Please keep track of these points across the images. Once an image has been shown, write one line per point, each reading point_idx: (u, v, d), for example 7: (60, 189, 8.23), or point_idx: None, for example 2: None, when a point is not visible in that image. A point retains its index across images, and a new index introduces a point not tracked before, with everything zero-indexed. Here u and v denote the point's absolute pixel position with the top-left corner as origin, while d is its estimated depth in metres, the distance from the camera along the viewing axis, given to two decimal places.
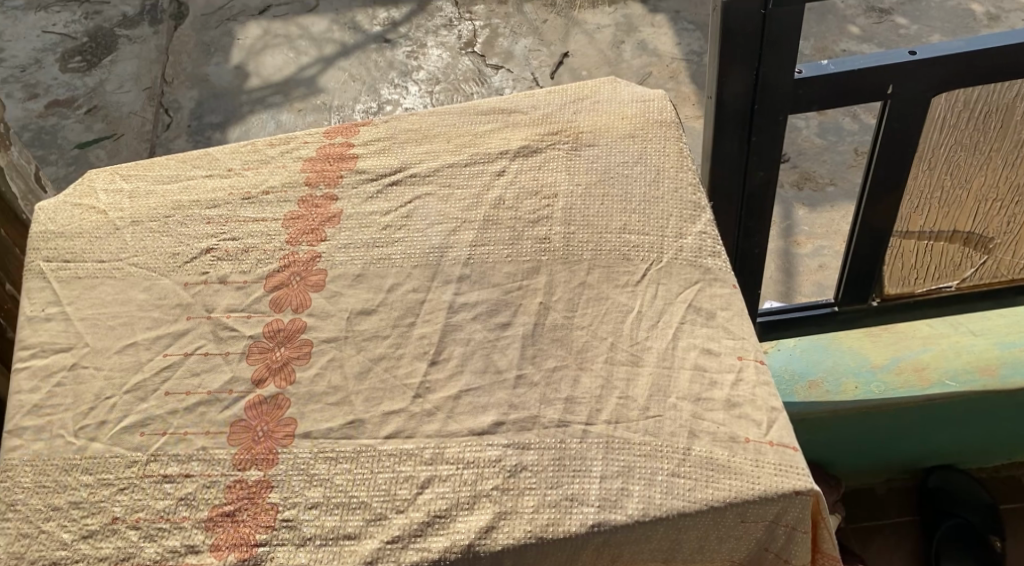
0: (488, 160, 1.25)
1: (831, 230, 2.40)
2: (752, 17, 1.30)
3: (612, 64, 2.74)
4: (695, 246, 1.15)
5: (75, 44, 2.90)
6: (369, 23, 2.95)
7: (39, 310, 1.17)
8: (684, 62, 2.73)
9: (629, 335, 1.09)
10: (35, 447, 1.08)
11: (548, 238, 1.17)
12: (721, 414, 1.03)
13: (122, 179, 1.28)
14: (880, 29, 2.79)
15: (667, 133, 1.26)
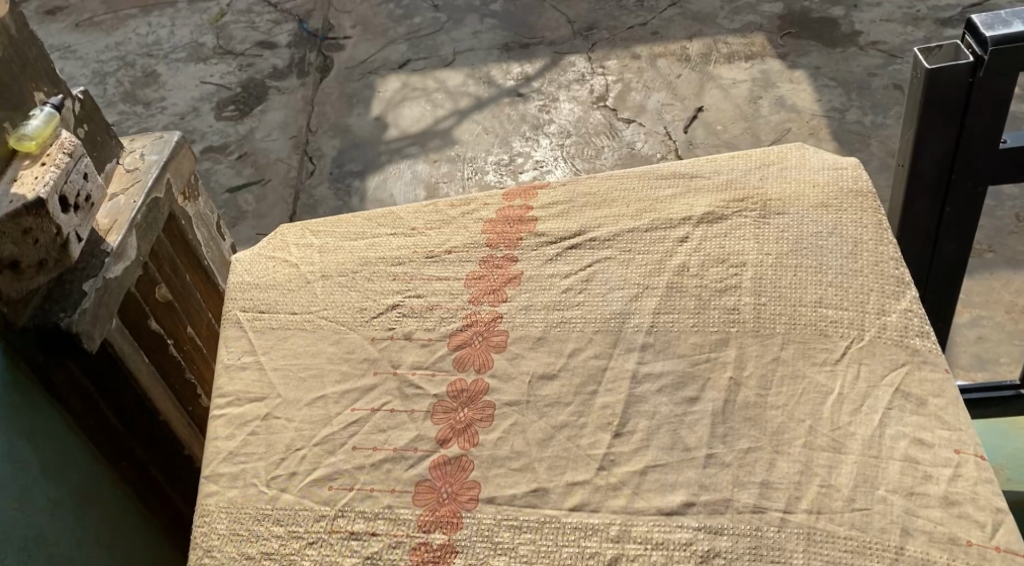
0: (670, 226, 1.21)
1: (991, 298, 2.15)
2: (957, 86, 1.25)
3: (749, 120, 2.42)
4: (900, 325, 1.09)
5: (229, 94, 2.75)
6: (503, 78, 2.68)
7: (235, 358, 1.19)
8: (825, 118, 2.38)
9: (830, 419, 1.04)
10: (230, 494, 1.09)
11: (737, 309, 1.12)
12: (938, 512, 0.97)
13: (312, 235, 1.30)
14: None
15: (863, 204, 1.20)
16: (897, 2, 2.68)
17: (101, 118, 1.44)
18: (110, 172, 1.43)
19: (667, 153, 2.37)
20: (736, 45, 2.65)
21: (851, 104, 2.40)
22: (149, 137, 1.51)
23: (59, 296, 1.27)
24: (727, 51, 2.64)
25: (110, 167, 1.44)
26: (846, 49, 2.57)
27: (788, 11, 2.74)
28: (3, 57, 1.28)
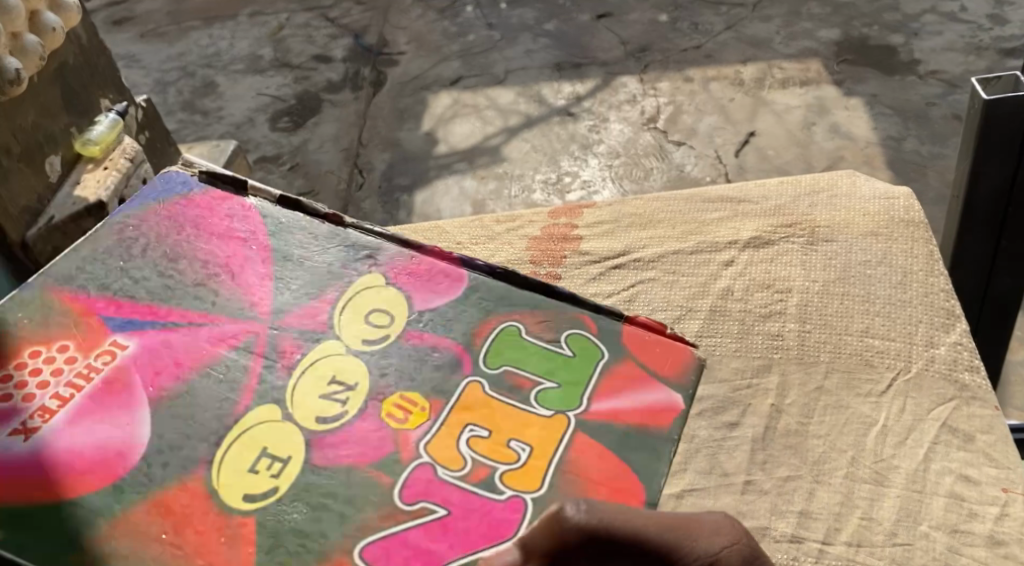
0: (715, 249, 1.20)
1: None
2: (1016, 118, 1.23)
3: (802, 145, 2.38)
4: (948, 358, 1.08)
5: (285, 105, 2.74)
6: (554, 97, 2.63)
7: None
8: (881, 147, 2.34)
9: (873, 451, 1.02)
10: None
11: (781, 335, 1.11)
12: (983, 551, 0.95)
13: None
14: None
15: (914, 234, 1.19)
16: (958, 31, 2.62)
17: (160, 126, 1.47)
18: None
19: (717, 177, 2.33)
20: (791, 70, 2.57)
21: (908, 133, 2.36)
22: (205, 146, 1.54)
23: None
24: (782, 76, 2.56)
25: (166, 173, 1.47)
26: (905, 77, 2.51)
27: (845, 38, 2.65)
28: (73, 64, 1.31)
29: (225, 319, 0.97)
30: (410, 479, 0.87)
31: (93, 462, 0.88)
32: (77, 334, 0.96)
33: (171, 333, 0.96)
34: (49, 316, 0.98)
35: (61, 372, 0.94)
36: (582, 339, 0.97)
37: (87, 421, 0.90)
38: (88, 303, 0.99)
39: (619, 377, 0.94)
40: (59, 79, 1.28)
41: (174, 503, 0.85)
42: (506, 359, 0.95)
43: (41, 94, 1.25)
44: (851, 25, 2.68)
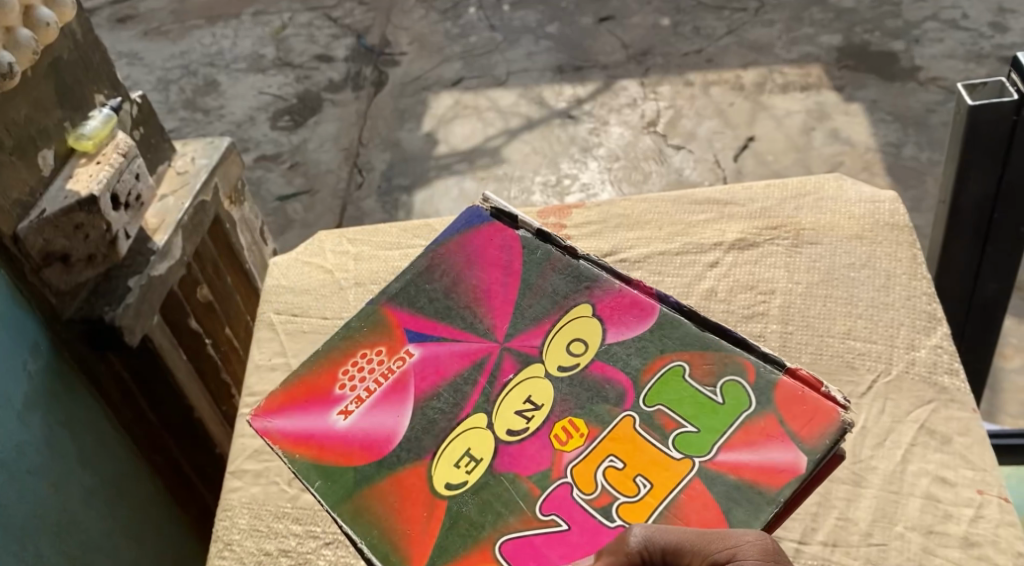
0: (700, 250, 1.21)
1: None
2: (1002, 124, 1.23)
3: (801, 151, 2.39)
4: (928, 361, 1.08)
5: (286, 105, 2.74)
6: (555, 99, 2.63)
7: (265, 359, 1.21)
8: (880, 153, 2.34)
9: (852, 452, 1.02)
10: (253, 491, 1.10)
11: (763, 336, 1.12)
12: (956, 552, 0.96)
13: (349, 242, 1.31)
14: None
15: (900, 238, 1.19)
16: (959, 37, 2.58)
17: (156, 122, 1.47)
18: (162, 174, 1.46)
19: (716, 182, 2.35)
20: (792, 76, 2.57)
21: (908, 140, 2.37)
22: (200, 143, 1.53)
23: (105, 291, 1.29)
24: (783, 81, 2.56)
25: (161, 169, 1.46)
26: (905, 83, 2.49)
27: (846, 43, 2.64)
28: (67, 59, 1.31)
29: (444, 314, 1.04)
30: (553, 493, 0.92)
31: (356, 441, 0.98)
32: (388, 338, 1.04)
33: (490, 359, 1.00)
34: (375, 322, 1.05)
35: (373, 371, 1.02)
36: (739, 390, 0.94)
37: (384, 414, 0.99)
38: (399, 317, 1.05)
39: (761, 433, 0.92)
40: (54, 74, 1.29)
41: (404, 479, 0.95)
42: (667, 400, 0.94)
43: (35, 89, 1.25)
44: (853, 30, 2.66)
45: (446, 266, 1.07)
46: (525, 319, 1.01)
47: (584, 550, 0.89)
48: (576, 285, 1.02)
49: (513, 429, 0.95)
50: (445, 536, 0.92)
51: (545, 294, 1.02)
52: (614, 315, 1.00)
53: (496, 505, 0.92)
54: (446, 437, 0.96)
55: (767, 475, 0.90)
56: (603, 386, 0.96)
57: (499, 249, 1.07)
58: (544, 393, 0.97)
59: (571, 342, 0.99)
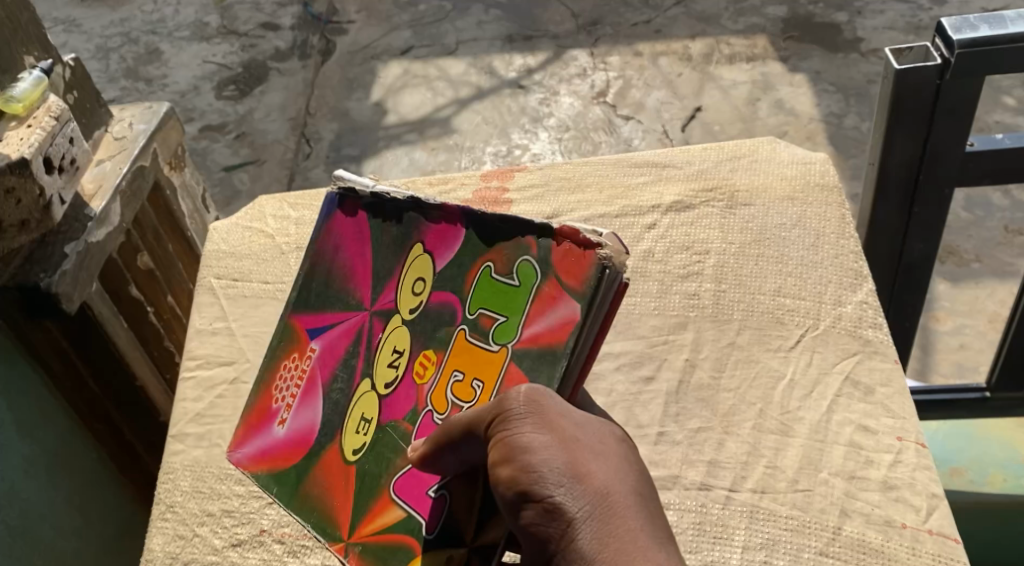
0: (639, 213, 1.24)
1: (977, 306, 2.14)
2: (926, 87, 1.27)
3: (746, 121, 2.41)
4: (854, 316, 1.13)
5: (230, 74, 2.72)
6: (505, 69, 2.64)
7: (206, 323, 1.22)
8: (823, 123, 2.38)
9: (780, 403, 1.07)
10: (196, 453, 1.12)
11: (697, 294, 1.16)
12: (876, 495, 1.01)
13: (290, 207, 1.32)
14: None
15: (828, 198, 1.23)
16: (900, 9, 2.63)
17: (90, 86, 1.46)
18: (97, 140, 1.45)
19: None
20: (738, 46, 2.61)
21: (849, 111, 2.41)
22: (138, 108, 1.52)
23: (40, 258, 1.29)
24: (729, 51, 2.60)
25: (97, 135, 1.46)
26: (848, 55, 2.54)
27: (791, 15, 2.69)
28: None
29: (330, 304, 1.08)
30: (423, 424, 0.98)
31: (292, 444, 1.06)
32: (296, 344, 1.10)
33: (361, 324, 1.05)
34: (285, 334, 1.11)
35: (291, 378, 1.09)
36: (529, 267, 0.95)
37: (306, 403, 1.06)
38: (300, 321, 1.10)
39: (546, 307, 0.94)
40: None
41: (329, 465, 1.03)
42: (483, 300, 0.97)
43: None
44: (798, 2, 2.72)
45: (322, 255, 1.10)
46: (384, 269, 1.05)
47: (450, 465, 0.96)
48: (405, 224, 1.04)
49: (390, 386, 1.01)
50: (360, 490, 1.00)
51: (391, 242, 1.05)
52: (440, 238, 1.01)
53: (388, 454, 1.00)
54: (348, 401, 1.04)
55: (555, 341, 0.93)
56: (439, 310, 0.99)
57: (350, 226, 1.09)
58: (403, 340, 1.01)
59: (419, 278, 1.01)
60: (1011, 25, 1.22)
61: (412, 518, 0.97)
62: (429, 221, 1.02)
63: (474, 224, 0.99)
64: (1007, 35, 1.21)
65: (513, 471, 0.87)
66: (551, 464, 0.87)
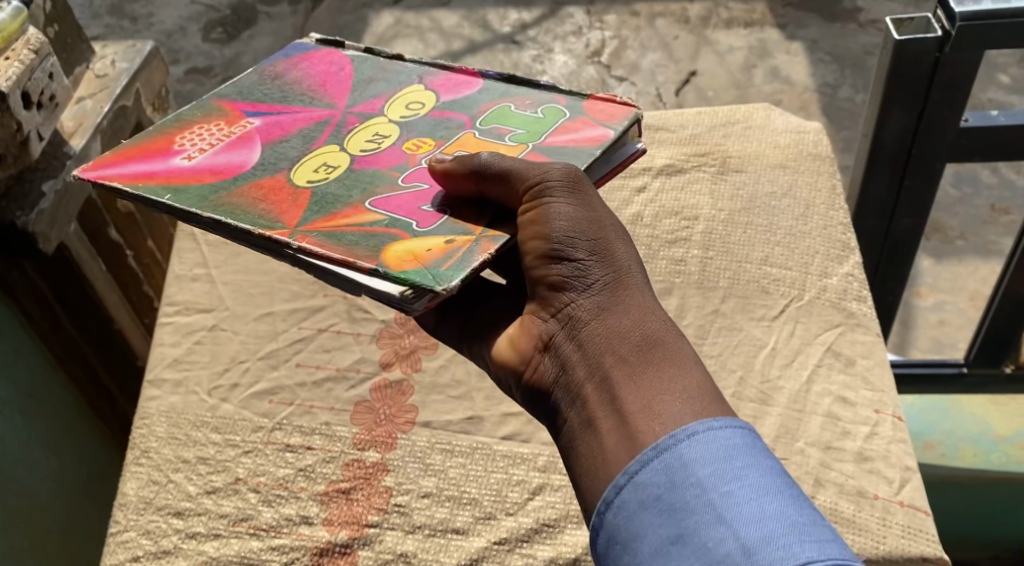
0: (629, 175, 1.24)
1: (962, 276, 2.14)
2: (925, 60, 1.27)
3: (740, 88, 2.39)
4: (839, 288, 1.13)
5: (218, 16, 2.69)
6: (500, 23, 2.62)
7: (186, 270, 1.20)
8: (816, 93, 2.37)
9: (761, 372, 1.07)
10: (171, 399, 1.10)
11: (684, 260, 1.16)
12: (851, 466, 1.01)
13: None
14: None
15: (820, 168, 1.22)
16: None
17: (71, 19, 1.42)
18: (79, 76, 1.43)
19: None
20: (736, 11, 2.59)
21: (845, 81, 2.42)
22: (121, 45, 1.50)
23: (17, 195, 1.28)
24: (727, 16, 2.58)
25: (78, 71, 1.43)
26: (846, 25, 2.52)
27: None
28: None
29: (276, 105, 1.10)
30: (414, 172, 1.01)
31: (205, 171, 1.02)
32: (225, 116, 1.09)
33: (334, 118, 1.08)
34: (208, 112, 1.10)
35: (211, 137, 1.07)
36: (555, 110, 1.06)
37: (232, 150, 1.05)
38: (234, 106, 1.11)
39: (573, 126, 1.03)
40: None
41: (273, 187, 1.00)
42: (496, 120, 1.06)
43: None
44: None
45: (282, 77, 1.14)
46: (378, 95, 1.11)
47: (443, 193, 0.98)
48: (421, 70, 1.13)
49: (367, 144, 1.05)
50: (312, 204, 0.98)
51: (383, 80, 1.13)
52: (449, 87, 1.11)
53: (363, 184, 1.01)
54: (301, 158, 1.04)
55: (584, 145, 1.02)
56: (443, 119, 1.07)
57: (329, 65, 1.15)
58: (389, 129, 1.07)
59: (417, 102, 1.09)
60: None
61: (393, 219, 0.96)
62: (444, 75, 1.12)
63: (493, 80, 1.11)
64: (1009, 9, 1.20)
65: (542, 232, 0.91)
66: (580, 229, 0.91)
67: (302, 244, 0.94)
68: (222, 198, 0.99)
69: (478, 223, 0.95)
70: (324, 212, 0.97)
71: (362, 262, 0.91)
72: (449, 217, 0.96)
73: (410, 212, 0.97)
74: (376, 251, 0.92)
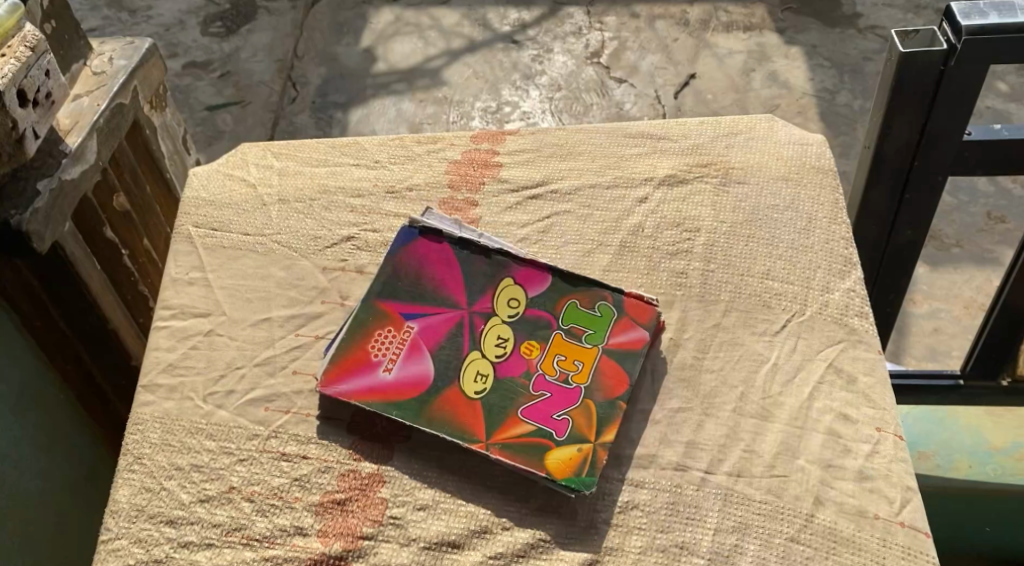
0: (631, 185, 1.23)
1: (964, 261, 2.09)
2: (930, 73, 1.26)
3: (738, 92, 2.38)
4: (841, 303, 1.12)
5: (218, 10, 2.68)
6: (499, 23, 2.61)
7: (183, 273, 1.19)
8: (815, 98, 2.36)
9: (761, 387, 1.06)
10: (166, 406, 1.09)
11: (685, 272, 1.15)
12: (851, 485, 1.01)
13: (273, 156, 1.30)
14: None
15: (822, 182, 1.22)
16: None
17: (69, 16, 1.41)
18: (76, 73, 1.41)
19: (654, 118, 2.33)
20: (736, 15, 2.58)
21: (843, 87, 2.39)
22: (119, 43, 1.49)
23: (12, 193, 1.27)
24: (726, 19, 2.57)
25: (76, 68, 1.41)
26: (845, 30, 2.51)
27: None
28: None
29: (419, 305, 1.10)
30: (538, 378, 1.05)
31: (401, 386, 1.05)
32: (384, 322, 1.09)
33: (464, 319, 1.08)
34: (365, 311, 1.10)
35: (384, 345, 1.07)
36: (608, 307, 1.09)
37: (413, 358, 1.07)
38: (391, 306, 1.10)
39: (622, 324, 1.07)
40: None
41: (456, 397, 1.04)
42: (572, 319, 1.08)
43: None
44: None
45: (399, 268, 1.12)
46: (475, 282, 1.10)
47: (568, 394, 1.04)
48: (490, 256, 1.12)
49: (495, 349, 1.06)
50: (488, 413, 1.03)
51: (481, 273, 1.11)
52: (526, 277, 1.11)
53: (508, 393, 1.04)
54: (460, 365, 1.06)
55: (634, 347, 1.06)
56: (536, 320, 1.08)
57: (433, 256, 1.12)
58: (506, 330, 1.08)
59: (513, 297, 1.09)
60: (1020, 14, 1.20)
61: (540, 429, 1.02)
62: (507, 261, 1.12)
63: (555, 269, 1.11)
64: (1015, 24, 1.20)
65: None
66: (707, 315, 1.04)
67: (497, 455, 1.01)
68: (423, 415, 1.03)
69: (591, 418, 1.02)
70: (496, 422, 1.02)
71: (535, 468, 1.00)
72: (574, 421, 1.02)
73: (541, 415, 1.03)
74: (539, 460, 1.00)
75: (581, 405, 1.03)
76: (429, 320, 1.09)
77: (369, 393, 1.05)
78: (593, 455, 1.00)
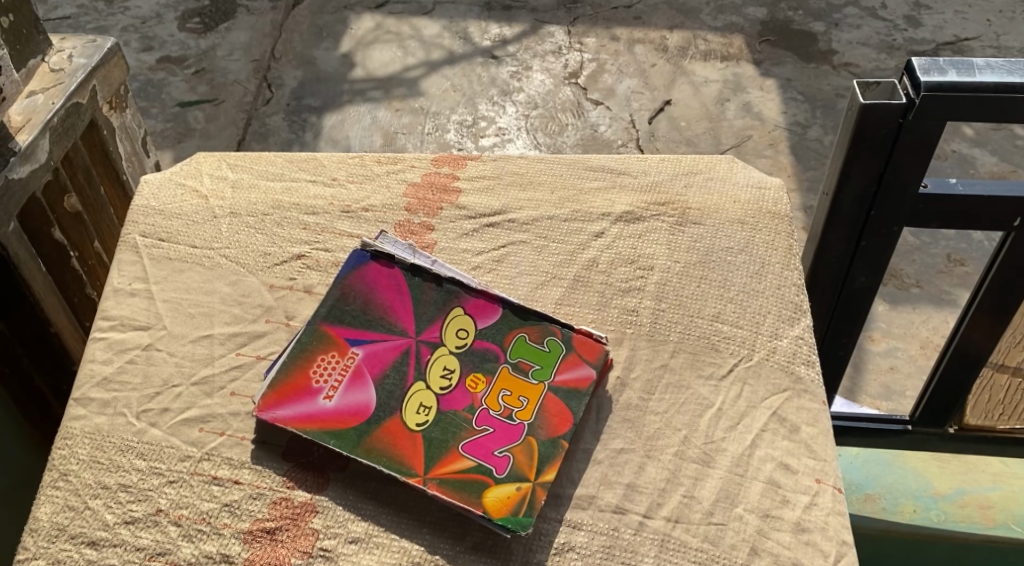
0: (588, 219, 1.22)
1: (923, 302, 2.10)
2: (888, 126, 1.26)
3: (713, 120, 2.39)
4: (789, 351, 1.12)
5: (197, 6, 2.69)
6: (480, 37, 2.61)
7: (125, 283, 1.17)
8: (788, 131, 2.36)
9: (704, 432, 1.06)
10: (97, 421, 1.07)
11: (636, 310, 1.14)
12: (788, 536, 1.01)
13: (228, 168, 1.28)
14: (996, 136, 2.36)
15: (778, 227, 1.21)
16: (876, 26, 2.62)
17: (28, 11, 1.38)
18: (33, 69, 1.39)
19: (628, 142, 2.33)
20: (714, 43, 2.59)
21: (815, 122, 2.38)
22: (80, 40, 1.46)
23: None
24: (704, 48, 2.58)
25: (32, 63, 1.39)
26: (820, 65, 2.53)
27: (770, 18, 2.67)
28: None
29: (368, 329, 1.08)
30: (481, 412, 1.04)
31: (342, 415, 1.04)
32: (330, 346, 1.08)
33: (411, 348, 1.07)
34: (311, 336, 1.09)
35: (328, 371, 1.06)
36: (557, 344, 1.08)
37: (356, 386, 1.05)
38: (337, 331, 1.09)
39: (570, 363, 1.06)
40: None
41: (396, 428, 1.03)
42: (522, 354, 1.07)
43: None
44: (778, 7, 2.71)
45: (348, 291, 1.11)
46: (427, 310, 1.09)
47: (509, 431, 1.03)
48: (444, 285, 1.11)
49: (439, 380, 1.05)
50: (428, 447, 1.01)
51: (431, 301, 1.10)
52: (477, 309, 1.10)
53: (451, 429, 1.03)
54: (401, 396, 1.05)
55: (581, 385, 1.05)
56: (483, 353, 1.07)
57: (384, 283, 1.11)
58: (451, 362, 1.06)
59: (463, 327, 1.08)
60: (978, 73, 1.21)
61: (480, 465, 1.00)
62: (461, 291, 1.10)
63: (507, 302, 1.10)
64: (972, 84, 1.21)
65: None
66: None
67: (434, 491, 0.99)
68: (361, 445, 1.02)
69: (533, 457, 1.01)
70: (436, 456, 1.01)
71: (472, 506, 0.98)
72: (514, 458, 1.01)
73: (481, 451, 1.01)
74: (477, 500, 0.99)
75: (522, 443, 1.02)
76: (376, 346, 1.07)
77: (308, 420, 1.03)
78: (531, 494, 0.99)
